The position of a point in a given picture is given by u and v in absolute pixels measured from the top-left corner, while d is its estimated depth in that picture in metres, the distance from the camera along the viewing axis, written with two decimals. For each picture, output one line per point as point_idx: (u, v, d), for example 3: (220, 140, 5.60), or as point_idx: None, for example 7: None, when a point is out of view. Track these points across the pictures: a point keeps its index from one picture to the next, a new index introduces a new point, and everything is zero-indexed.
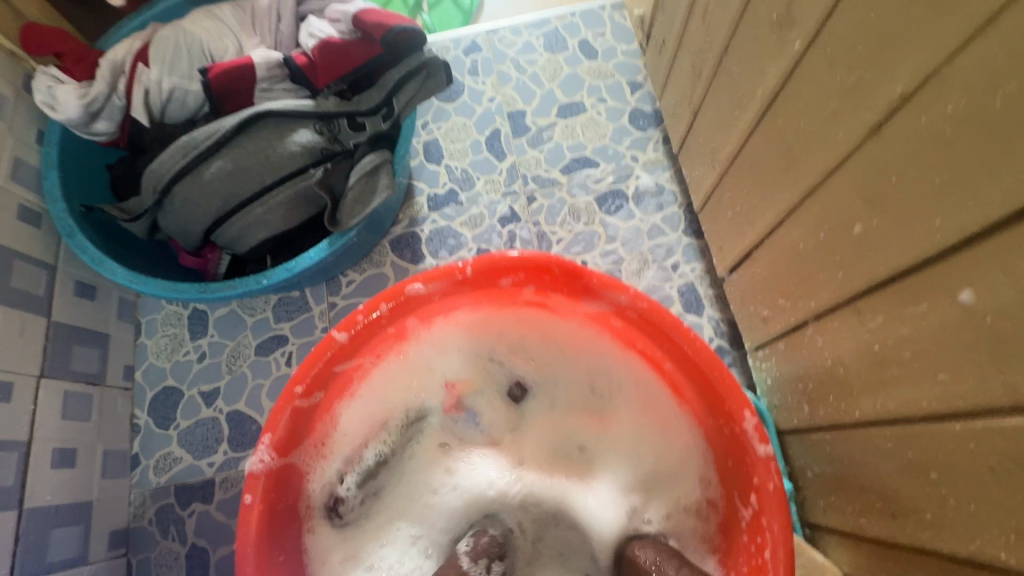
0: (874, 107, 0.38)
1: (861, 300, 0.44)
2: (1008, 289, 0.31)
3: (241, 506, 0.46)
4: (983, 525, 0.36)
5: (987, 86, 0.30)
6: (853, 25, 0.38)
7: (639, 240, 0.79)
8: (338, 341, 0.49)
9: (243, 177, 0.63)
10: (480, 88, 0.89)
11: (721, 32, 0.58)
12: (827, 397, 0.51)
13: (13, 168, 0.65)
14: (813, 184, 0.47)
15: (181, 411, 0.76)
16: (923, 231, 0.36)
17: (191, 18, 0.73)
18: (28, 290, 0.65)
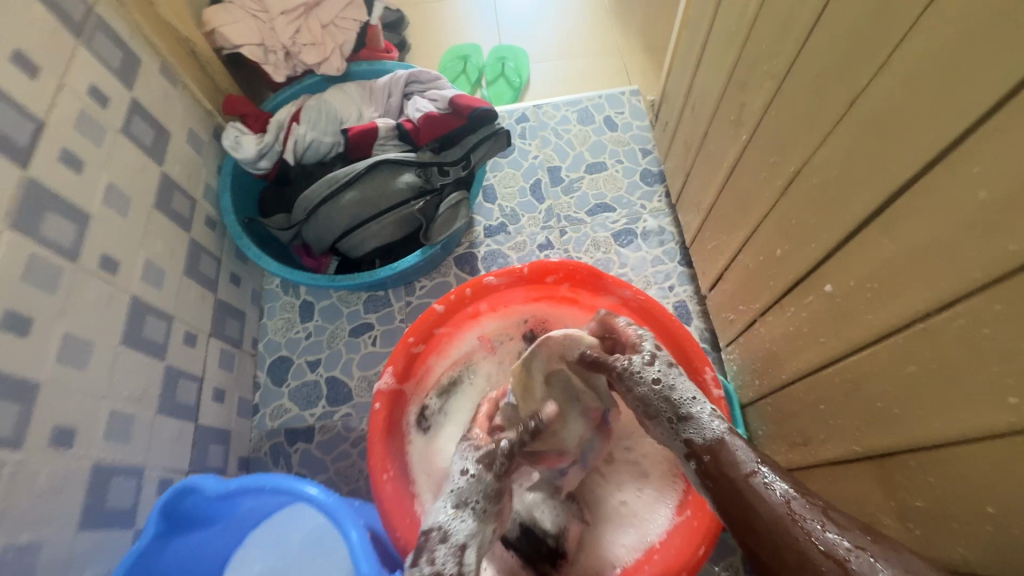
0: (783, 177, 0.64)
1: (783, 298, 0.68)
2: (846, 281, 0.55)
3: (372, 410, 0.70)
4: (845, 431, 0.58)
5: (830, 169, 0.55)
6: (772, 129, 0.65)
7: (644, 267, 1.05)
8: (438, 309, 0.75)
9: (367, 203, 0.90)
10: (528, 148, 1.18)
11: (704, 121, 0.85)
12: (769, 370, 0.74)
13: (205, 188, 0.93)
14: (755, 223, 0.72)
15: (291, 374, 1.00)
16: (809, 251, 0.61)
17: (330, 93, 1.02)
18: (208, 273, 0.91)
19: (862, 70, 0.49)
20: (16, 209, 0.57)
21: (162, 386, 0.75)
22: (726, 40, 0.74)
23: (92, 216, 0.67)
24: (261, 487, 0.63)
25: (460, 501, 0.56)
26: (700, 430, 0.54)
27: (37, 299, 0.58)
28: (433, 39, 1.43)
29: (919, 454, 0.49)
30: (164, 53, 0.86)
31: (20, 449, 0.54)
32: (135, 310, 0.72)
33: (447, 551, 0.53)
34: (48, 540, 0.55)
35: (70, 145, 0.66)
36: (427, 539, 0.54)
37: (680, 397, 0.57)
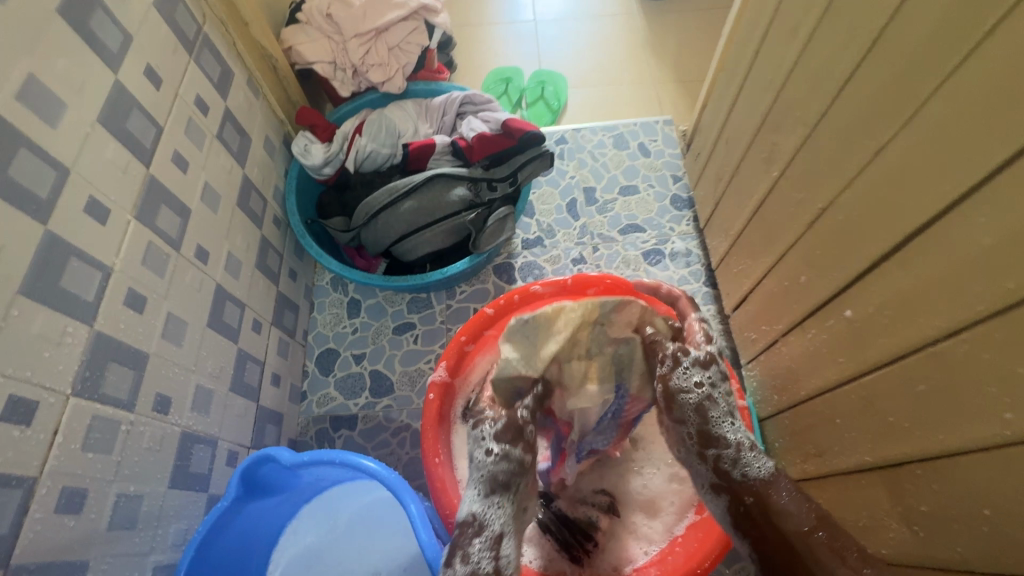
0: (809, 213, 0.71)
1: (804, 321, 0.74)
2: (865, 307, 0.62)
3: (426, 399, 0.78)
4: (859, 443, 0.65)
5: (854, 207, 0.63)
6: (801, 168, 0.72)
7: (671, 286, 1.12)
8: (487, 313, 0.83)
9: (422, 212, 0.98)
10: (565, 169, 1.26)
11: (737, 155, 0.92)
12: (788, 387, 0.80)
13: (274, 189, 1.02)
14: (781, 252, 0.79)
15: (337, 365, 1.07)
16: (831, 279, 0.68)
17: (390, 108, 1.11)
18: (273, 267, 0.99)
19: (889, 124, 0.57)
20: (140, 201, 0.66)
21: (235, 366, 0.83)
22: (762, 85, 0.82)
23: (192, 210, 0.76)
24: (330, 460, 0.70)
25: (487, 492, 0.65)
26: (747, 460, 0.65)
27: (150, 280, 0.66)
28: (477, 61, 1.53)
29: (926, 463, 0.55)
30: (250, 66, 0.96)
31: (133, 410, 0.61)
32: (218, 296, 0.80)
33: (481, 545, 0.61)
34: (148, 494, 0.62)
35: (179, 146, 0.74)
36: (463, 535, 0.62)
37: (726, 427, 0.67)
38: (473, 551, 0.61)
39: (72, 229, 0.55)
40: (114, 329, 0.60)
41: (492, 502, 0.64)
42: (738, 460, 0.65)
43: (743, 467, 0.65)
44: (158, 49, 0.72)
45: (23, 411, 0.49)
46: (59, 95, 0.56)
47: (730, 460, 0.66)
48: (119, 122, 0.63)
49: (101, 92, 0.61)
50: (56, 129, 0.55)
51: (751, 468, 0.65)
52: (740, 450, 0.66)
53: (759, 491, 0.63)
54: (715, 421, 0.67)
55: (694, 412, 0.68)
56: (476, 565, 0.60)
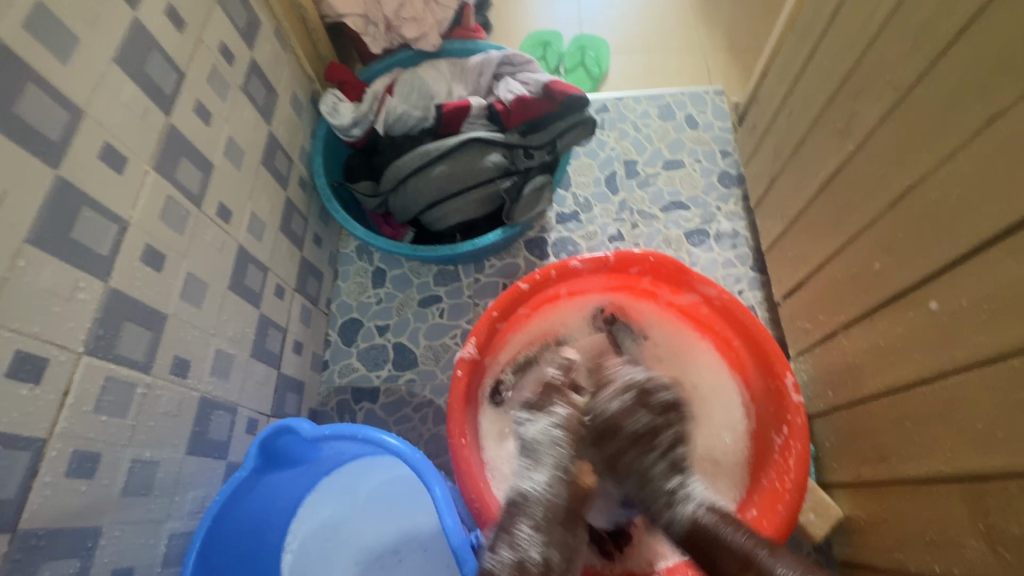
0: (892, 191, 0.63)
1: (874, 312, 0.67)
2: (956, 299, 0.55)
3: (453, 377, 0.73)
4: (932, 451, 0.58)
5: (952, 186, 0.55)
6: (886, 140, 0.64)
7: (714, 268, 1.04)
8: (521, 288, 0.77)
9: (454, 178, 0.93)
10: (605, 140, 1.18)
11: (802, 127, 0.83)
12: (847, 383, 0.73)
13: (300, 150, 0.97)
14: (851, 236, 0.71)
15: (360, 336, 1.04)
16: (914, 266, 0.60)
17: (423, 68, 1.04)
18: (298, 231, 0.95)
19: (1010, 87, 0.48)
20: (159, 152, 0.61)
21: (256, 331, 0.80)
22: (842, 48, 0.73)
23: (214, 165, 0.71)
24: (353, 435, 0.67)
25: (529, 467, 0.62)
26: (684, 507, 0.59)
27: (169, 236, 0.62)
28: (516, 22, 1.44)
29: (1020, 479, 0.48)
30: (279, 17, 0.90)
31: (149, 373, 0.58)
32: (240, 257, 0.76)
33: (529, 530, 0.56)
34: (163, 460, 0.60)
35: (202, 96, 0.70)
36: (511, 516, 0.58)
37: (661, 475, 0.60)
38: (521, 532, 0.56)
39: (85, 176, 0.52)
40: (129, 286, 0.56)
41: (532, 474, 0.60)
42: (670, 508, 0.59)
43: (670, 515, 0.59)
44: None
45: (30, 368, 0.46)
46: (72, 29, 0.51)
47: (664, 505, 0.60)
48: (137, 64, 0.59)
49: (118, 30, 0.56)
50: (68, 66, 0.51)
51: (682, 512, 0.58)
52: (678, 491, 0.60)
53: (682, 535, 0.58)
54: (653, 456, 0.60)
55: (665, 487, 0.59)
56: (523, 553, 0.54)
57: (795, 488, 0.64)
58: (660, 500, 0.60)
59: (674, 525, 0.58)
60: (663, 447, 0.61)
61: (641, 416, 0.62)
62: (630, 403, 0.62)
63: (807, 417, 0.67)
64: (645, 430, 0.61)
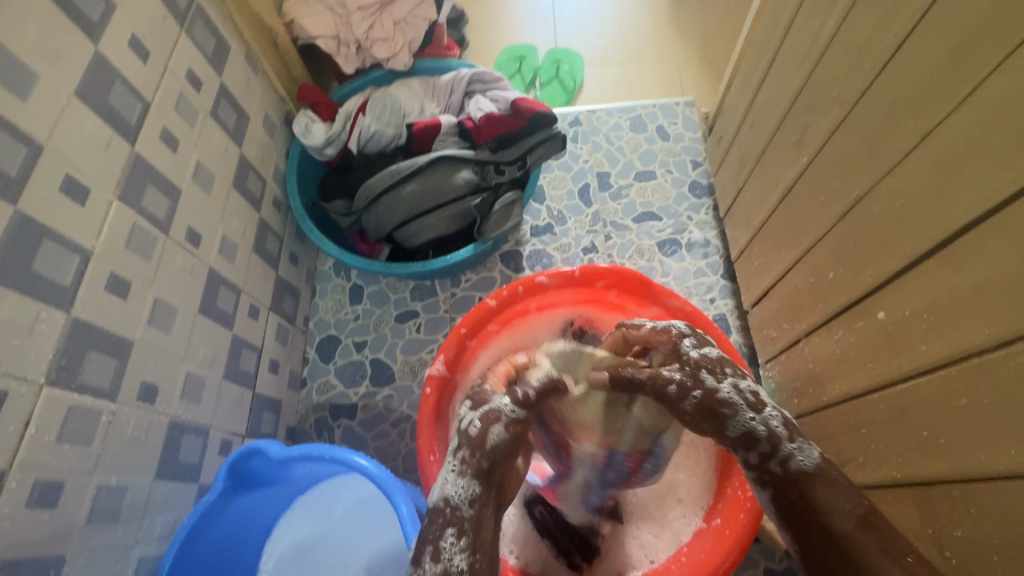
0: (842, 204, 0.65)
1: (832, 321, 0.69)
2: (901, 309, 0.57)
3: (423, 394, 0.75)
4: (885, 457, 0.60)
5: (893, 200, 0.57)
6: (835, 153, 0.66)
7: (687, 278, 1.06)
8: (490, 304, 0.80)
9: (426, 196, 0.94)
10: (578, 152, 1.20)
11: (763, 139, 0.85)
12: (809, 391, 0.75)
13: (274, 170, 0.98)
14: (809, 246, 0.73)
15: (338, 353, 1.05)
16: (864, 276, 0.62)
17: (395, 87, 1.06)
18: (273, 251, 0.96)
19: (940, 104, 0.50)
20: (124, 180, 0.62)
21: (229, 353, 0.80)
22: (795, 63, 0.75)
23: (182, 190, 0.72)
24: (321, 455, 0.68)
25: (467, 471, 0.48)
26: (790, 449, 0.47)
27: (135, 263, 0.63)
28: (491, 37, 1.46)
29: (963, 484, 0.50)
30: (249, 41, 0.92)
31: (114, 401, 0.59)
32: (211, 280, 0.77)
33: (455, 540, 0.45)
34: (131, 486, 0.60)
35: (168, 123, 0.71)
36: (433, 526, 0.46)
37: (738, 403, 0.49)
38: (445, 541, 0.44)
39: (46, 208, 0.53)
40: (94, 316, 0.57)
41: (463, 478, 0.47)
42: (785, 441, 0.47)
43: (789, 456, 0.47)
44: (145, 19, 0.68)
45: None
46: (31, 66, 0.52)
47: (753, 445, 0.48)
48: (100, 96, 0.60)
49: (80, 65, 0.58)
50: (27, 103, 0.52)
51: (795, 459, 0.46)
52: (789, 429, 0.48)
53: (805, 482, 0.46)
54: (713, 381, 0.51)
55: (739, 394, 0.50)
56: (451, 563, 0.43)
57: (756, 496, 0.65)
58: (727, 411, 0.49)
59: (790, 469, 0.46)
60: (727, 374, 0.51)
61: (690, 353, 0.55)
62: (694, 367, 0.52)
63: None
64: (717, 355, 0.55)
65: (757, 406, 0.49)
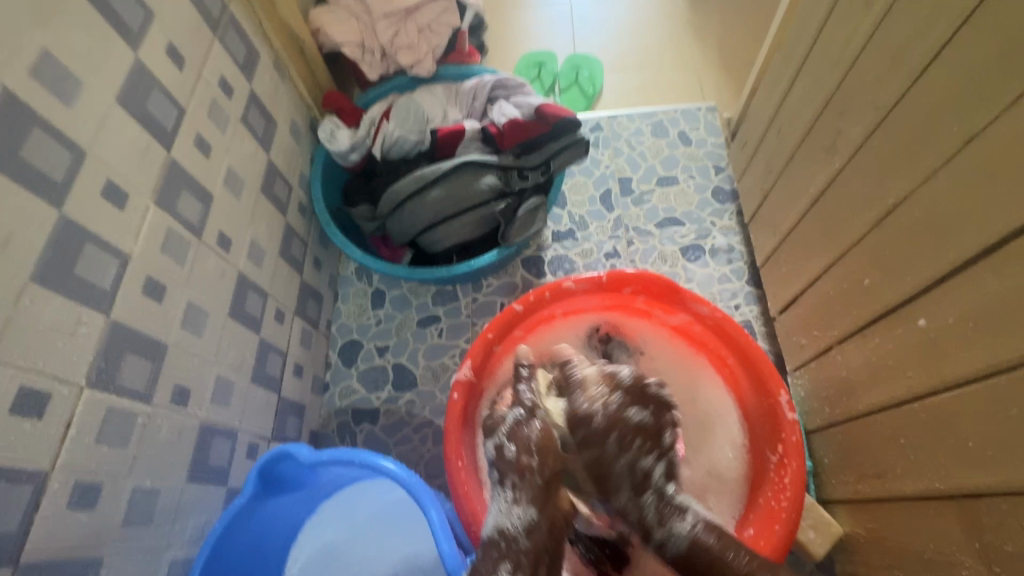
0: (877, 210, 0.64)
1: (867, 328, 0.67)
2: (943, 316, 0.55)
3: (449, 400, 0.75)
4: (927, 468, 0.58)
5: (933, 206, 0.56)
6: (870, 158, 0.65)
7: (711, 284, 1.05)
8: (517, 309, 0.81)
9: (451, 202, 0.95)
10: (600, 158, 1.19)
11: (792, 145, 0.84)
12: (842, 399, 0.74)
13: (299, 176, 0.99)
14: (841, 252, 0.72)
15: (361, 357, 1.05)
16: (902, 283, 0.61)
17: (418, 93, 1.07)
18: (298, 255, 0.96)
19: (985, 109, 0.50)
20: (161, 186, 0.63)
21: (256, 357, 0.81)
22: (826, 67, 0.74)
23: (214, 196, 0.73)
24: (350, 460, 0.68)
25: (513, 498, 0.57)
26: (663, 532, 0.55)
27: (169, 267, 0.64)
28: (510, 43, 1.47)
29: (1013, 498, 0.48)
30: (277, 49, 0.93)
31: (149, 404, 0.59)
32: (241, 285, 0.78)
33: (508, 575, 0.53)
34: (164, 488, 0.61)
35: (202, 130, 0.72)
36: (488, 558, 0.55)
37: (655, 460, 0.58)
38: (501, 574, 0.53)
39: (89, 214, 0.53)
40: (131, 319, 0.58)
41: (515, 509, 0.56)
42: (662, 525, 0.55)
43: (661, 541, 0.55)
44: (181, 27, 0.69)
45: (34, 404, 0.47)
46: (76, 74, 0.53)
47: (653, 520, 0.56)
48: (139, 103, 0.61)
49: (120, 73, 0.59)
50: (72, 110, 0.53)
51: (668, 542, 0.54)
52: (665, 509, 0.56)
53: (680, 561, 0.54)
54: (614, 453, 0.57)
55: (630, 474, 0.57)
56: None
57: (791, 507, 0.66)
58: (619, 487, 0.57)
59: (667, 550, 0.54)
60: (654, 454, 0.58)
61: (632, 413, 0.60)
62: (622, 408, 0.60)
63: (802, 434, 0.69)
64: (649, 425, 0.60)
65: (647, 488, 0.57)
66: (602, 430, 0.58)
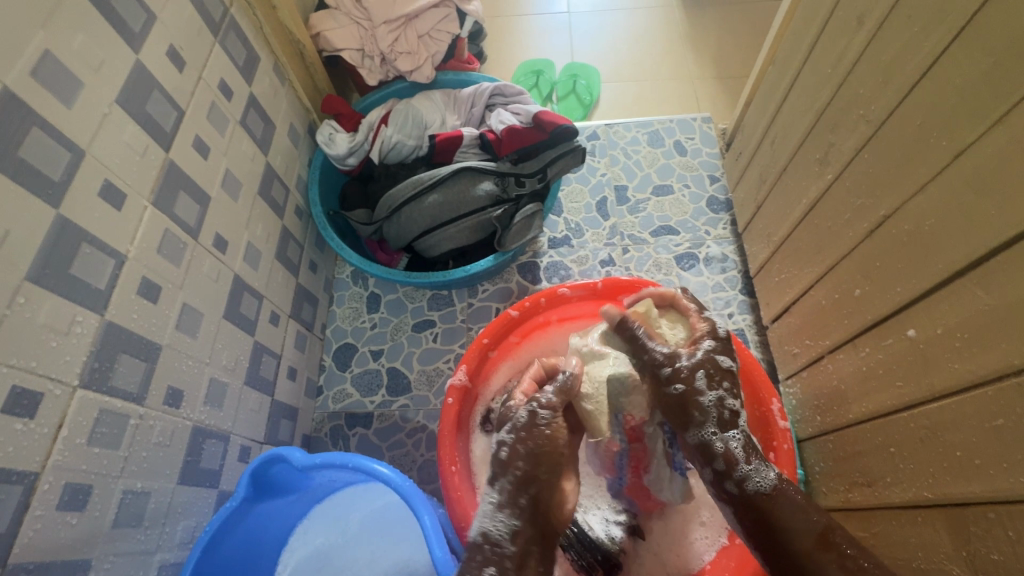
0: (868, 221, 0.65)
1: (857, 338, 0.68)
2: (932, 326, 0.56)
3: (444, 404, 0.75)
4: (916, 478, 0.59)
5: (923, 218, 0.57)
6: (861, 171, 0.66)
7: (704, 292, 1.06)
8: (512, 314, 0.80)
9: (448, 207, 0.95)
10: (596, 166, 1.20)
11: (785, 156, 0.86)
12: (833, 408, 0.74)
13: (297, 179, 0.99)
14: (833, 262, 0.73)
15: (355, 361, 1.05)
16: (892, 294, 0.62)
17: (416, 99, 1.07)
18: (293, 258, 0.96)
19: (973, 125, 0.51)
20: (158, 186, 0.63)
21: (250, 359, 0.80)
22: (818, 81, 0.76)
23: (212, 197, 0.73)
24: (343, 464, 0.67)
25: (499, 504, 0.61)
26: (749, 469, 0.62)
27: (165, 268, 0.64)
28: (509, 52, 1.48)
29: (999, 506, 0.49)
30: (277, 52, 0.93)
31: (142, 404, 0.59)
32: (236, 286, 0.78)
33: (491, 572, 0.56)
34: (155, 490, 0.60)
35: (201, 131, 0.72)
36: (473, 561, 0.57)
37: (710, 421, 0.64)
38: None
39: (85, 214, 0.53)
40: (126, 319, 0.58)
41: (500, 516, 0.60)
42: (747, 463, 0.62)
43: (746, 476, 0.61)
44: (183, 30, 0.69)
45: (26, 403, 0.47)
46: (77, 74, 0.53)
47: (740, 463, 0.62)
48: (138, 103, 0.61)
49: (120, 74, 0.59)
50: (72, 109, 0.53)
51: (753, 479, 0.61)
52: (750, 455, 0.63)
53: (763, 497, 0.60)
54: (702, 390, 0.65)
55: (716, 412, 0.65)
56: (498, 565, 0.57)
57: None
58: (705, 421, 0.64)
59: (751, 486, 0.61)
60: (715, 388, 0.65)
61: (699, 380, 0.65)
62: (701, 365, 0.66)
63: (794, 443, 0.70)
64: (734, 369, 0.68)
65: (732, 426, 0.64)
66: (691, 372, 0.66)
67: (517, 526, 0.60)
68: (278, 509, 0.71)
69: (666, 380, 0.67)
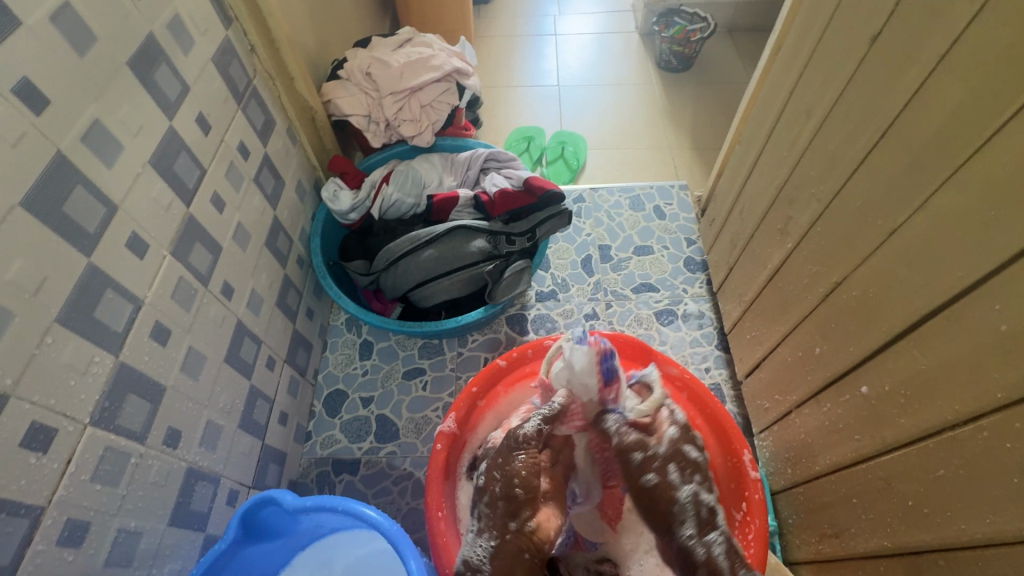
0: (822, 286, 0.73)
1: (819, 394, 0.74)
2: (881, 384, 0.62)
3: (434, 449, 0.79)
4: (876, 527, 0.63)
5: (867, 287, 0.64)
6: (814, 242, 0.74)
7: (683, 346, 1.12)
8: (499, 364, 0.86)
9: (442, 261, 1.01)
10: (581, 227, 1.29)
11: (751, 225, 0.95)
12: (802, 460, 0.79)
13: (301, 231, 1.06)
14: (796, 322, 0.79)
15: (345, 407, 1.07)
16: (846, 353, 0.68)
17: (417, 162, 1.16)
18: (292, 305, 1.01)
19: (900, 209, 0.59)
20: (177, 238, 0.69)
21: (245, 403, 0.83)
22: (777, 161, 0.85)
23: (223, 248, 0.79)
24: (333, 507, 0.69)
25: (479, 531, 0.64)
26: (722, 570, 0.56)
27: (177, 314, 0.68)
28: (503, 120, 1.61)
29: (947, 554, 0.53)
30: (291, 117, 1.02)
31: (143, 443, 0.61)
32: (238, 331, 0.82)
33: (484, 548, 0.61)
34: (147, 530, 0.62)
35: (219, 188, 0.78)
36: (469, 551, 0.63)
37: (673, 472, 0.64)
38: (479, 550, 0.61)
39: (111, 261, 0.58)
40: (138, 361, 0.61)
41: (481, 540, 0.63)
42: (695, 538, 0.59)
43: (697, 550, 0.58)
44: (211, 99, 0.77)
45: (42, 438, 0.50)
46: (118, 138, 0.60)
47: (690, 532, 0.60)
48: (167, 163, 0.67)
49: (154, 138, 0.65)
50: (111, 169, 0.59)
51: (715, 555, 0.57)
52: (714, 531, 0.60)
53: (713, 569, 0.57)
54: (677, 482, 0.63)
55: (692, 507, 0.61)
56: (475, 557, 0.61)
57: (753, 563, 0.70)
58: (683, 518, 0.60)
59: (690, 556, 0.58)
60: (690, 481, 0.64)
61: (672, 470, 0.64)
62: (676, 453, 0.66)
63: (765, 493, 0.74)
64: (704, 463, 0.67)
65: (711, 527, 0.60)
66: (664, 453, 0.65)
67: (496, 547, 0.61)
68: (260, 553, 0.72)
69: (638, 468, 0.64)
